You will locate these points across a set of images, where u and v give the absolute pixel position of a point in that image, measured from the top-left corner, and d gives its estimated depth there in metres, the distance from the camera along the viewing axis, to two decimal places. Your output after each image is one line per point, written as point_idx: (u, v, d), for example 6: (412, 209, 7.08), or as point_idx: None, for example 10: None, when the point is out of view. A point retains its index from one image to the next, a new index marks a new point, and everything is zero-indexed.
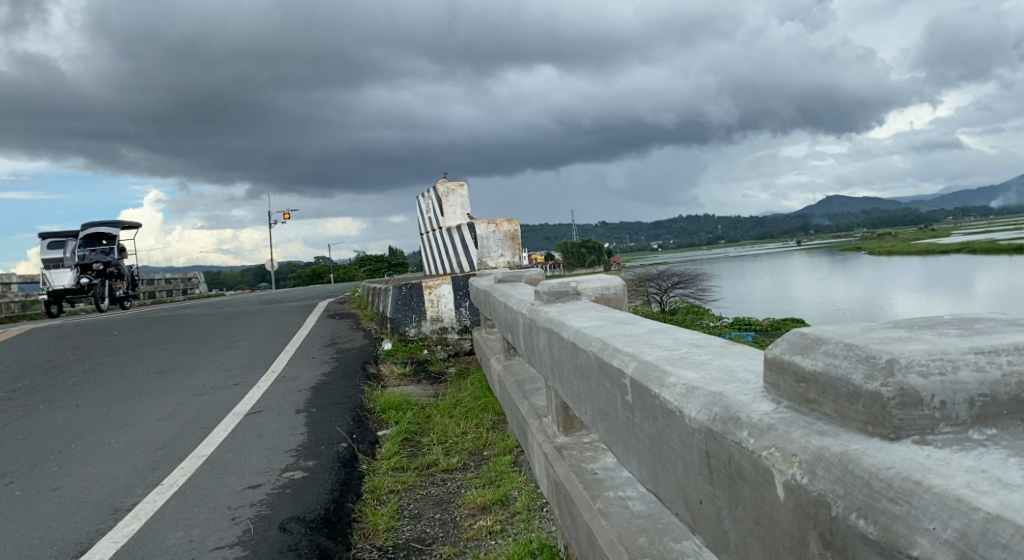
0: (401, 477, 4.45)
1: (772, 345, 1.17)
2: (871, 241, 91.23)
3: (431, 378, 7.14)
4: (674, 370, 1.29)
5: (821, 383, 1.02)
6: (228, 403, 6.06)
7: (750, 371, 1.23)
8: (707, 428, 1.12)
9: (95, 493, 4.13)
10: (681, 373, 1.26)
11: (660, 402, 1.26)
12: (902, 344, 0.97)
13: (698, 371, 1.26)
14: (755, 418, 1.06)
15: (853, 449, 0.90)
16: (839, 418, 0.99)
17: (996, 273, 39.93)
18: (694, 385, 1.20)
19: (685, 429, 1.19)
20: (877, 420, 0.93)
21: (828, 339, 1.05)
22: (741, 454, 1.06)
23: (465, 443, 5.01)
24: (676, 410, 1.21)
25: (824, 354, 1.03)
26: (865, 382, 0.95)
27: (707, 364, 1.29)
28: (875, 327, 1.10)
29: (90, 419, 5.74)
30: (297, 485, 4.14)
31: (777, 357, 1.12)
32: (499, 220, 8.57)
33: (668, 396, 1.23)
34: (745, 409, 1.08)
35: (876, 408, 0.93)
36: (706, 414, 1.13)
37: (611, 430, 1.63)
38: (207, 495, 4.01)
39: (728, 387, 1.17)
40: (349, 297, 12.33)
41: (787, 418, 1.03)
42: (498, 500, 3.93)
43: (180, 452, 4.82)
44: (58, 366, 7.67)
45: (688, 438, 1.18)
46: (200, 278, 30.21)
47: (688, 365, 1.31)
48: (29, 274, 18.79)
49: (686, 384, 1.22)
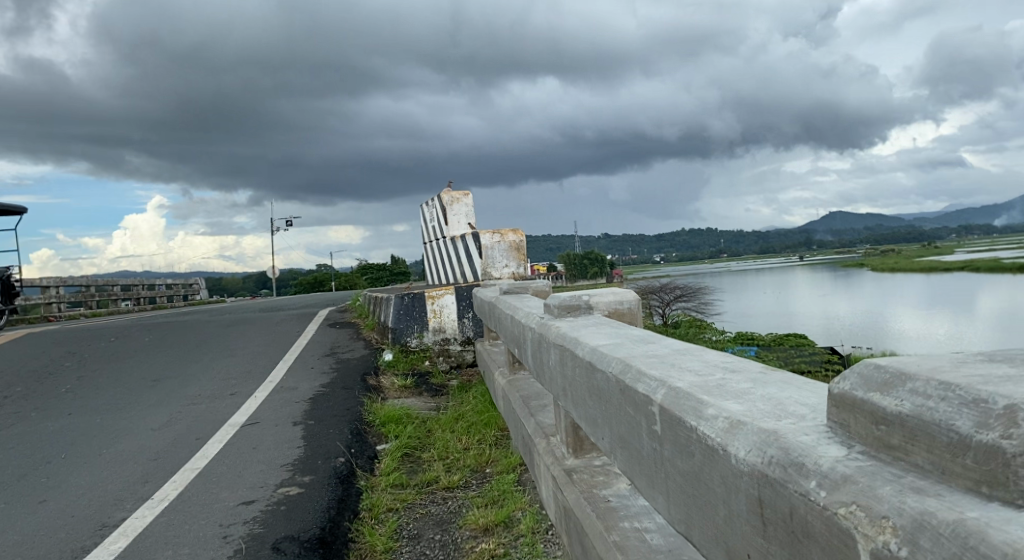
0: (400, 495, 4.30)
1: (838, 380, 1.04)
2: (873, 257, 91.04)
3: (433, 390, 6.98)
4: (715, 400, 1.15)
5: (911, 429, 0.89)
6: (224, 413, 5.91)
7: (803, 404, 1.10)
8: (762, 473, 0.99)
9: (82, 507, 3.98)
10: (724, 404, 1.13)
11: (698, 436, 1.12)
12: (1015, 385, 0.83)
13: (743, 404, 1.12)
14: (825, 467, 0.92)
15: (969, 517, 0.76)
16: (939, 473, 0.85)
17: (999, 292, 39.82)
18: (741, 419, 1.07)
19: (730, 470, 1.05)
20: (996, 480, 0.79)
21: (915, 375, 0.91)
22: (807, 507, 0.92)
23: (467, 459, 4.86)
24: (720, 447, 1.07)
25: (912, 394, 0.90)
26: (975, 432, 0.81)
27: (752, 396, 1.15)
28: (964, 361, 0.96)
29: (83, 428, 5.60)
30: (293, 502, 3.99)
31: (848, 394, 0.99)
32: (504, 230, 8.44)
33: (709, 431, 1.10)
34: (813, 454, 0.95)
35: (994, 465, 0.79)
36: (760, 456, 1.00)
37: (633, 461, 1.49)
38: (199, 511, 3.86)
39: (783, 425, 1.04)
40: (349, 306, 12.19)
41: (868, 469, 0.90)
42: (500, 522, 3.77)
43: (173, 464, 4.68)
44: (52, 372, 7.53)
45: (734, 481, 1.05)
46: (202, 284, 30.14)
47: (729, 395, 1.17)
48: (29, 278, 18.72)
49: (729, 417, 1.09)
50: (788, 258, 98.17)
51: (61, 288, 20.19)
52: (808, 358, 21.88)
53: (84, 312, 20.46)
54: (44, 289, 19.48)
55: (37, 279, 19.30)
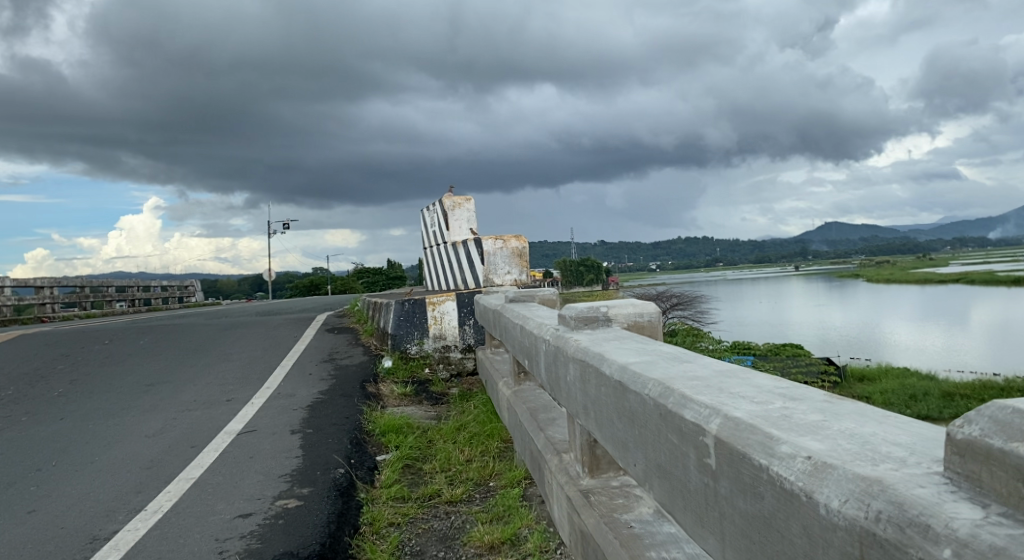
0: (401, 508, 4.16)
1: (960, 421, 0.91)
2: (868, 268, 91.20)
3: (433, 399, 6.85)
4: (792, 436, 1.04)
5: None
6: (220, 420, 5.77)
7: (898, 444, 0.97)
8: (865, 529, 0.86)
9: (72, 518, 3.82)
10: (804, 443, 1.01)
11: (772, 479, 1.00)
12: None
13: (827, 442, 1.01)
14: (956, 528, 0.79)
15: None
16: None
17: (995, 305, 39.81)
18: (828, 461, 0.95)
19: (819, 522, 0.93)
20: None
21: None
22: None
23: (470, 472, 4.72)
24: (804, 495, 0.95)
25: None
26: None
27: (833, 433, 1.03)
28: None
29: (75, 434, 5.45)
30: (291, 516, 3.85)
31: (982, 441, 0.86)
32: (507, 237, 8.31)
33: (789, 475, 0.97)
34: (937, 511, 0.82)
35: None
36: (861, 509, 0.87)
37: (675, 495, 1.37)
38: (194, 523, 3.71)
39: (885, 471, 0.91)
40: (347, 311, 12.04)
41: (1018, 536, 0.76)
42: (506, 540, 3.64)
43: (167, 473, 4.53)
44: (44, 375, 7.38)
45: (824, 534, 0.93)
46: (198, 286, 29.94)
47: (807, 431, 1.05)
48: (23, 278, 18.53)
49: (813, 459, 0.97)
50: (783, 267, 98.26)
51: (55, 288, 20.00)
52: (805, 369, 21.76)
53: (77, 313, 20.27)
54: (38, 289, 19.27)
55: (31, 279, 19.08)
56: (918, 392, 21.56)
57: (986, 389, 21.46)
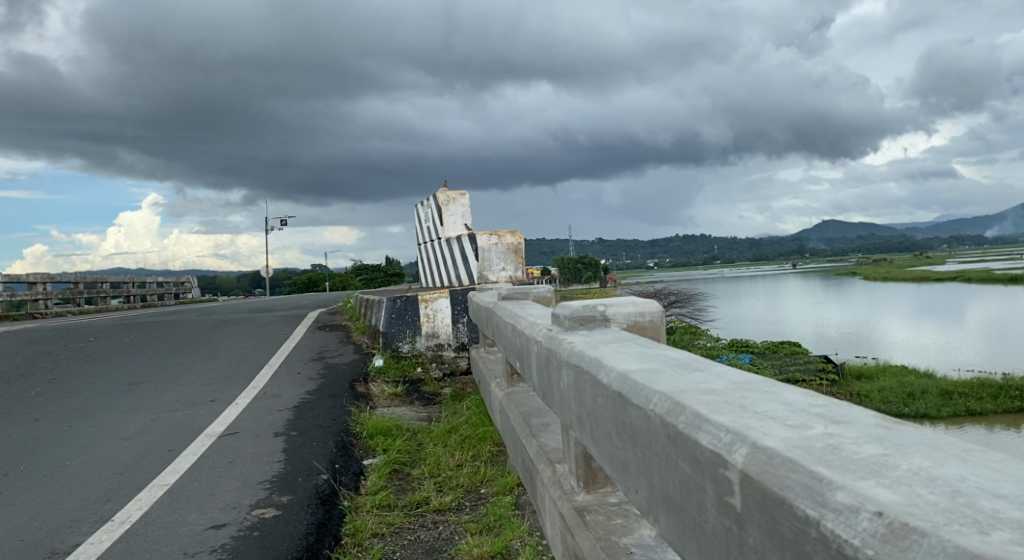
0: (386, 518, 3.92)
1: None
2: (866, 266, 91.01)
3: (425, 400, 6.61)
4: (854, 481, 0.81)
5: None
6: (201, 422, 5.53)
7: (997, 496, 0.74)
8: None
9: (32, 530, 3.58)
10: (872, 492, 0.78)
11: (832, 542, 0.78)
12: None
13: (902, 492, 0.78)
14: None
15: None
16: None
17: (992, 304, 39.68)
18: (909, 522, 0.72)
19: None
20: None
21: None
22: None
23: (460, 478, 4.49)
24: None
25: None
26: None
27: (909, 480, 0.80)
28: None
29: (49, 436, 5.21)
30: (268, 527, 3.61)
31: None
32: (502, 232, 8.09)
33: (859, 538, 0.75)
34: None
35: None
36: None
37: (687, 534, 1.14)
38: (162, 536, 3.47)
39: (1002, 544, 0.65)
40: (339, 308, 11.79)
41: None
42: (497, 553, 3.41)
43: (140, 480, 4.29)
44: (23, 373, 7.14)
45: None
46: (193, 282, 29.67)
47: (869, 474, 0.82)
48: (13, 274, 18.16)
49: (888, 518, 0.74)
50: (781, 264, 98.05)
51: (48, 285, 19.66)
52: (803, 366, 21.50)
53: (70, 309, 19.96)
54: (28, 284, 18.94)
55: (21, 274, 18.77)
56: (916, 390, 21.36)
57: (984, 387, 21.25)
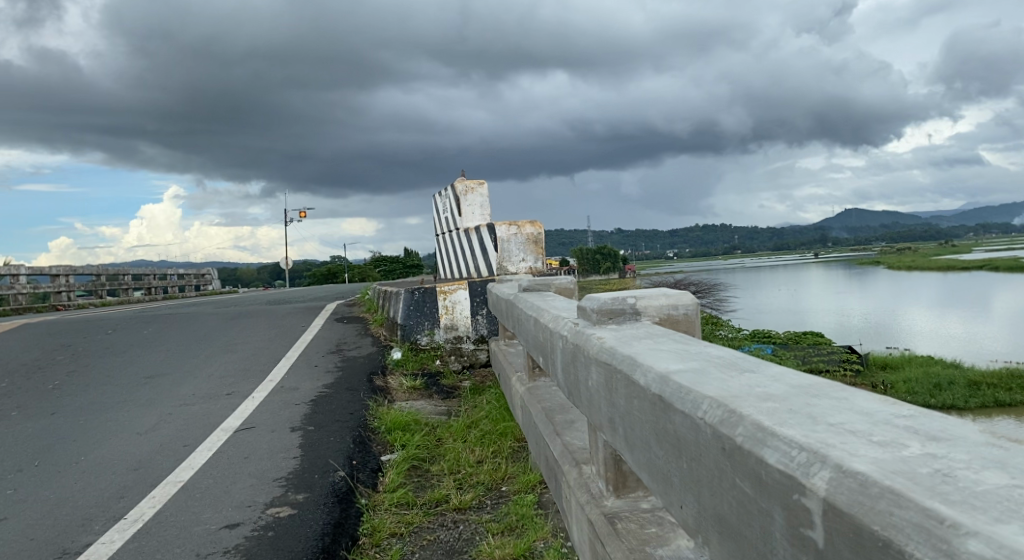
0: (405, 516, 3.80)
1: None
2: (890, 255, 89.65)
3: (444, 393, 6.48)
4: (982, 523, 0.65)
5: None
6: (218, 417, 5.45)
7: None
8: None
9: (43, 529, 3.49)
10: (1014, 539, 0.63)
11: None
12: None
13: None
14: None
15: None
16: None
17: (1021, 293, 38.87)
18: None
19: None
20: None
21: None
22: None
23: (480, 475, 4.35)
24: None
25: None
26: None
27: None
28: None
29: (64, 431, 5.16)
30: (282, 527, 3.49)
31: None
32: (522, 222, 7.94)
33: None
34: None
35: None
36: None
37: None
38: (174, 536, 3.37)
39: None
40: (358, 300, 11.70)
41: None
42: (520, 555, 3.26)
43: (154, 476, 4.20)
44: (42, 366, 7.13)
45: None
46: (215, 274, 29.89)
47: (1003, 513, 0.67)
48: (38, 267, 18.34)
49: None
50: (802, 253, 96.93)
51: (71, 277, 19.79)
52: (826, 356, 21.15)
53: (93, 302, 20.12)
54: (54, 277, 19.11)
55: (47, 267, 18.96)
56: (943, 381, 20.96)
57: (1014, 378, 20.76)
